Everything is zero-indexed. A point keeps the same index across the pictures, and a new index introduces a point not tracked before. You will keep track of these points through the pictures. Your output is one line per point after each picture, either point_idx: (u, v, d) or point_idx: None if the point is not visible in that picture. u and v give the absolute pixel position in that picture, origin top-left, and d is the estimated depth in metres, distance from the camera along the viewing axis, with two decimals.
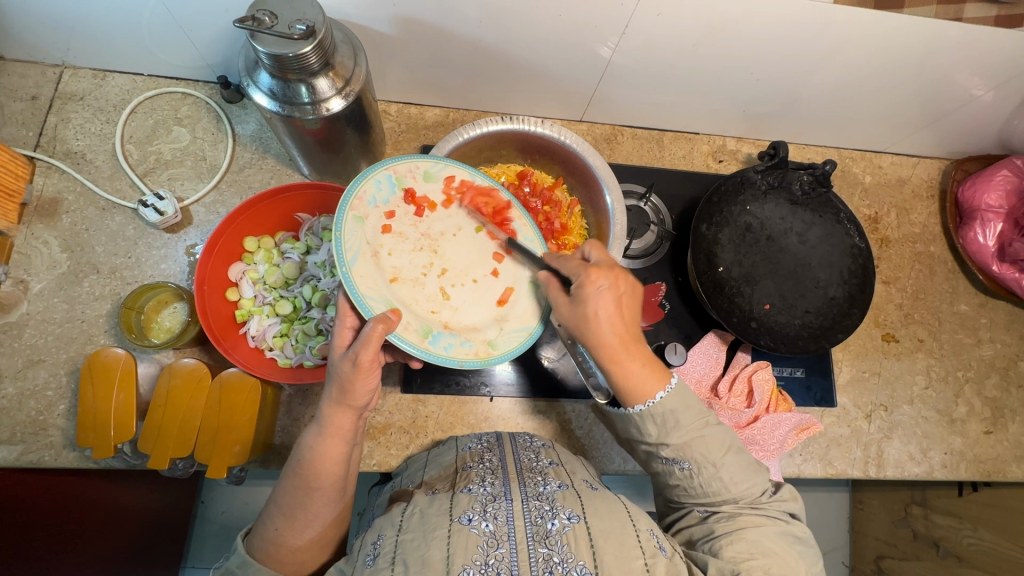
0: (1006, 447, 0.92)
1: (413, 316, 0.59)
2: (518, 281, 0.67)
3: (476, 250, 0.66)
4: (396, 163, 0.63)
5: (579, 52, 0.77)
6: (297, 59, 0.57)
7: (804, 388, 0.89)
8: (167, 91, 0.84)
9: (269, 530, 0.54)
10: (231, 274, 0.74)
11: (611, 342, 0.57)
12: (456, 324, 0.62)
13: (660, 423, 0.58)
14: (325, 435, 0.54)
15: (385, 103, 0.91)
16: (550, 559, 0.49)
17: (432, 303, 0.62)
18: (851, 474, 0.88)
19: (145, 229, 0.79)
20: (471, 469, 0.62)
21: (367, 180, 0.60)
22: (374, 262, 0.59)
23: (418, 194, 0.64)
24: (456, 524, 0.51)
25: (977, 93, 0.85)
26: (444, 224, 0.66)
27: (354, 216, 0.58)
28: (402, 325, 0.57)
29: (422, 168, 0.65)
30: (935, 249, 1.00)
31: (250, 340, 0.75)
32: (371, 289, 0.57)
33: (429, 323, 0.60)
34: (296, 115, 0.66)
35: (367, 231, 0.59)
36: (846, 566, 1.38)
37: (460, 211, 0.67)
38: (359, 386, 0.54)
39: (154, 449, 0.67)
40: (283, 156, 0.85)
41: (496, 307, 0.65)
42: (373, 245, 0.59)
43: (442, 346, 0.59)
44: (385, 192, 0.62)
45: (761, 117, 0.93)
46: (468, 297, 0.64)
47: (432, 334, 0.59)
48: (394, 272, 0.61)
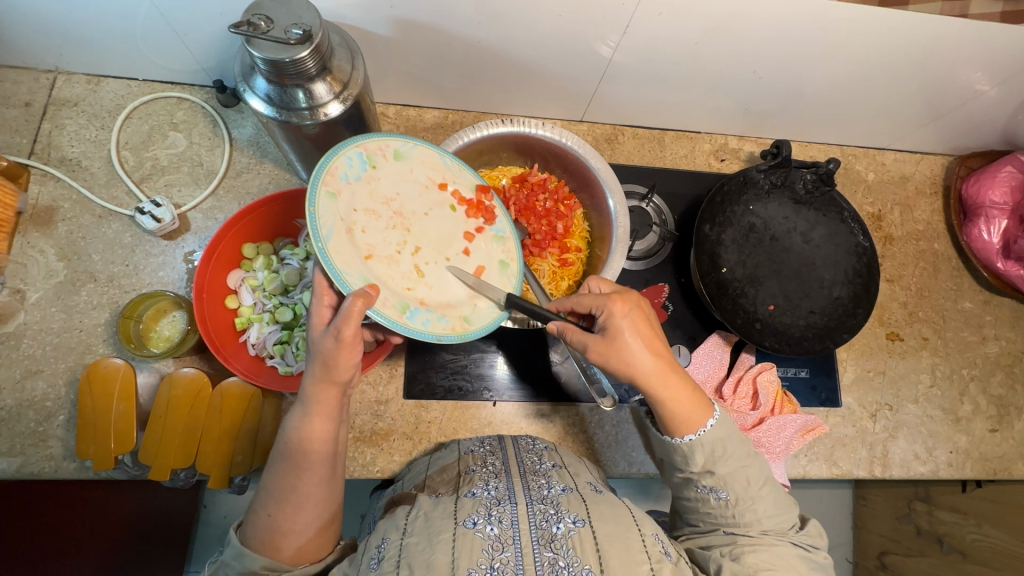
0: (1011, 445, 0.92)
1: (389, 293, 0.57)
2: (490, 261, 0.66)
3: (448, 229, 0.65)
4: (367, 141, 0.60)
5: (580, 52, 0.76)
6: (294, 64, 0.57)
7: (809, 389, 0.89)
8: (163, 96, 0.83)
9: (261, 518, 0.53)
10: (230, 281, 0.74)
11: (656, 372, 0.57)
12: (432, 301, 0.60)
13: (708, 452, 0.58)
14: (309, 413, 0.54)
15: (383, 106, 0.90)
16: (556, 563, 0.48)
17: (407, 281, 0.59)
18: (856, 475, 0.87)
19: (143, 236, 0.78)
20: (474, 473, 0.61)
21: (338, 155, 0.57)
22: (348, 238, 0.56)
23: (389, 172, 0.62)
24: (461, 528, 0.51)
25: (982, 88, 0.84)
26: (415, 201, 0.63)
27: (327, 192, 0.55)
28: (380, 300, 0.55)
29: (393, 146, 0.63)
30: (939, 246, 0.99)
31: (250, 348, 0.74)
32: (347, 265, 0.54)
33: (405, 300, 0.58)
34: (294, 120, 0.65)
35: (340, 207, 0.56)
36: (849, 563, 1.38)
37: (430, 190, 0.65)
38: (342, 361, 0.53)
39: (155, 459, 0.67)
40: (281, 160, 0.84)
41: (469, 285, 0.64)
42: (347, 222, 0.56)
43: (420, 322, 0.58)
44: (356, 169, 0.59)
45: (763, 115, 0.92)
46: (441, 274, 0.62)
47: (410, 310, 0.57)
48: (368, 249, 0.57)
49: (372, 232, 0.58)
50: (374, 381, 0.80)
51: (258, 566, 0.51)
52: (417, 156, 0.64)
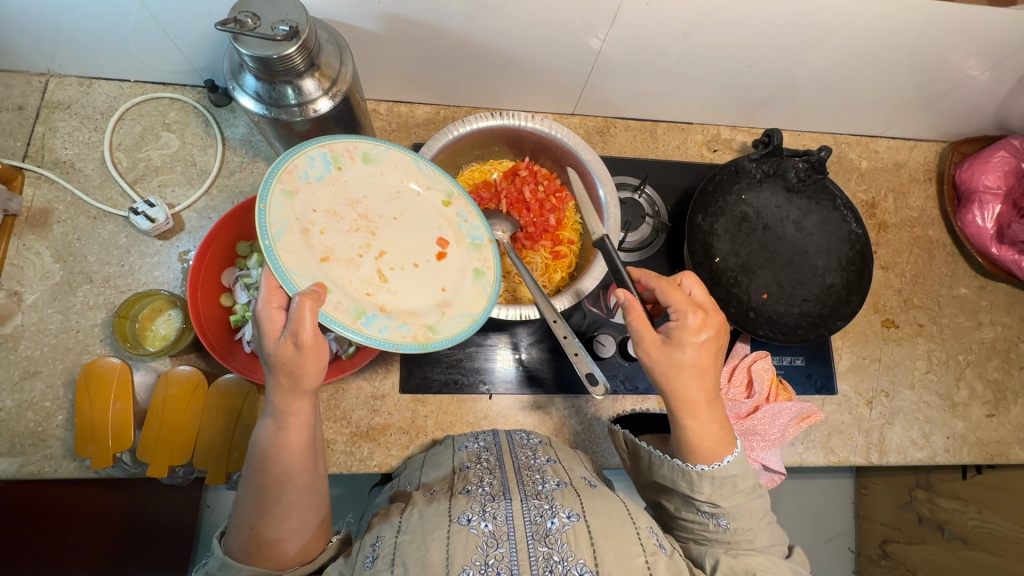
0: (1008, 430, 0.92)
1: (344, 297, 0.57)
2: (464, 269, 0.66)
3: (418, 234, 0.64)
4: (333, 141, 0.61)
5: (570, 44, 0.76)
6: (282, 60, 0.57)
7: (804, 377, 0.89)
8: (155, 97, 0.83)
9: (246, 526, 0.53)
10: (225, 279, 0.74)
11: (697, 404, 0.59)
12: (394, 307, 0.60)
13: (716, 483, 0.59)
14: (285, 424, 0.54)
15: (374, 102, 0.90)
16: (550, 558, 0.49)
17: (367, 285, 0.60)
18: (853, 462, 0.88)
19: (137, 236, 0.79)
20: (469, 470, 0.62)
21: (299, 155, 0.58)
22: (302, 239, 0.57)
23: (355, 175, 0.62)
24: (455, 524, 0.51)
25: (973, 73, 0.84)
26: (383, 206, 0.63)
27: (282, 191, 0.56)
28: (331, 304, 0.56)
29: (362, 149, 0.63)
30: (934, 233, 0.99)
31: (245, 345, 0.74)
32: (296, 265, 0.55)
33: (362, 305, 0.58)
34: (284, 117, 0.65)
35: (296, 206, 0.57)
36: (852, 552, 1.38)
37: (400, 195, 0.64)
38: (308, 367, 0.53)
39: (151, 456, 0.67)
40: (273, 158, 0.85)
41: (436, 294, 0.63)
42: (303, 222, 0.57)
43: (376, 328, 0.58)
44: (319, 170, 0.60)
45: (754, 104, 0.92)
46: (405, 281, 0.62)
47: (365, 315, 0.58)
48: (326, 250, 0.58)
49: (332, 235, 0.59)
50: (369, 376, 0.80)
51: None
52: (388, 160, 0.64)
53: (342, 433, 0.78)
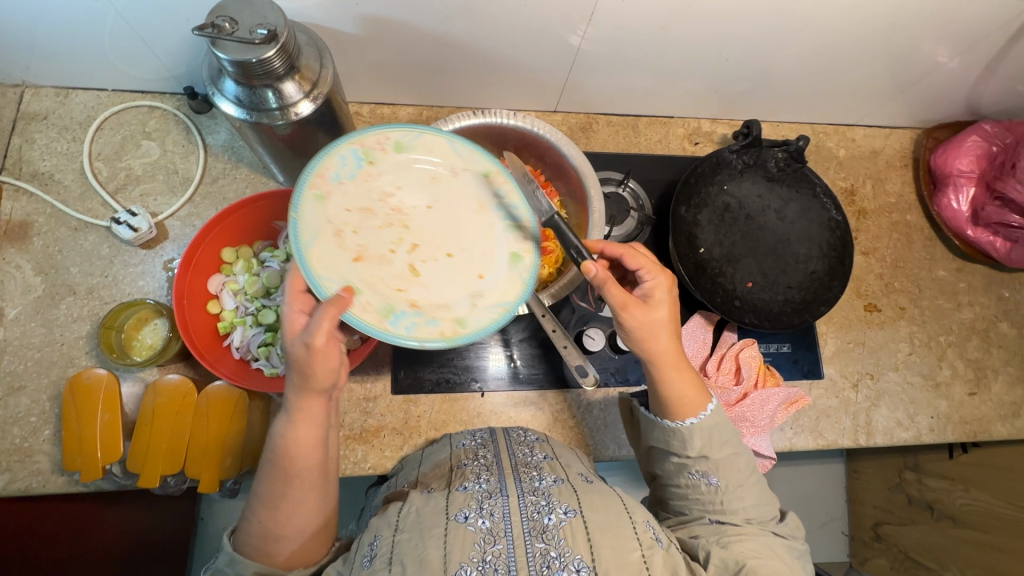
0: (990, 407, 0.94)
1: (374, 296, 0.60)
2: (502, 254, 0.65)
3: (454, 222, 0.65)
4: (363, 136, 0.61)
5: (550, 41, 0.77)
6: (261, 64, 0.57)
7: (791, 362, 0.90)
8: (134, 105, 0.82)
9: (253, 523, 0.54)
10: (211, 286, 0.73)
11: (666, 359, 0.63)
12: (424, 301, 0.62)
13: (706, 437, 0.63)
14: (295, 420, 0.54)
15: (357, 105, 0.90)
16: (547, 554, 0.49)
17: (399, 281, 0.62)
18: (841, 444, 0.89)
19: (120, 246, 0.78)
20: (466, 467, 0.62)
21: (330, 156, 0.60)
22: (336, 242, 0.60)
23: (387, 168, 0.63)
24: (453, 522, 0.51)
25: (943, 60, 0.86)
26: (415, 197, 0.64)
27: (314, 196, 0.59)
28: (361, 305, 0.59)
29: (393, 138, 0.63)
30: (912, 218, 1.01)
31: (235, 352, 0.73)
32: (327, 270, 0.58)
33: (393, 302, 0.61)
34: (265, 121, 0.65)
35: (329, 210, 0.60)
36: (845, 535, 1.43)
37: (435, 181, 0.65)
38: (320, 369, 0.53)
39: (142, 467, 0.65)
40: (256, 164, 0.84)
41: (469, 286, 0.64)
42: (335, 225, 0.60)
43: (403, 326, 0.60)
44: (351, 167, 0.61)
45: (733, 97, 0.94)
46: (435, 274, 0.64)
47: (393, 314, 0.60)
48: (358, 250, 0.61)
49: (364, 233, 0.62)
50: (361, 378, 0.80)
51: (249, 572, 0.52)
52: (421, 145, 0.64)
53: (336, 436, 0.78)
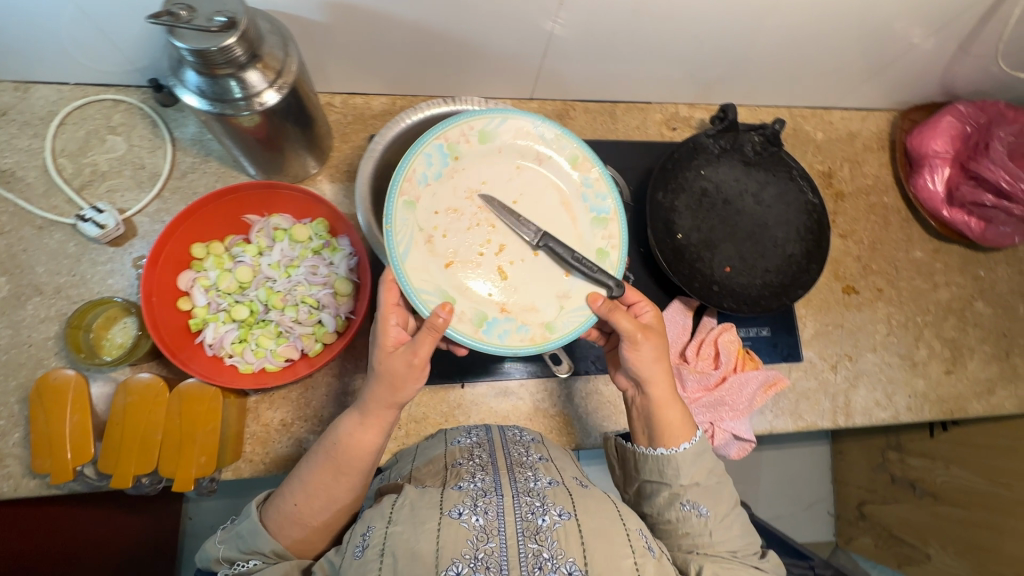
0: (966, 385, 0.96)
1: (467, 305, 0.63)
2: (588, 248, 0.67)
3: (539, 215, 0.67)
4: (445, 133, 0.65)
5: (522, 27, 0.76)
6: (222, 52, 0.56)
7: (770, 346, 0.91)
8: (97, 99, 0.80)
9: (286, 504, 0.58)
10: (181, 283, 0.72)
11: (660, 386, 0.66)
12: (514, 306, 0.65)
13: (695, 463, 0.65)
14: (366, 424, 0.58)
15: (329, 95, 0.88)
16: (540, 554, 0.49)
17: (488, 285, 0.65)
18: (821, 426, 0.90)
19: (87, 244, 0.76)
20: (461, 466, 0.61)
21: (417, 156, 0.63)
22: (427, 248, 0.63)
23: (472, 163, 0.66)
24: (446, 517, 0.51)
25: (917, 41, 0.86)
26: (501, 192, 0.67)
27: (405, 202, 0.62)
28: (456, 316, 0.62)
29: (475, 131, 0.66)
30: (889, 200, 1.02)
31: (207, 349, 0.72)
32: (423, 282, 0.61)
33: (484, 309, 0.64)
34: (230, 112, 0.64)
35: (419, 216, 0.63)
36: (831, 515, 1.45)
37: (520, 174, 0.68)
38: (409, 384, 0.58)
39: (114, 468, 0.64)
40: (226, 157, 0.82)
41: (557, 285, 0.66)
42: (426, 231, 0.63)
43: (497, 334, 0.62)
44: (437, 166, 0.65)
45: (710, 82, 0.93)
46: (522, 274, 0.66)
47: (486, 323, 0.63)
48: (449, 256, 0.64)
49: (454, 236, 0.64)
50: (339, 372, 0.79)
51: (268, 550, 0.56)
52: (502, 135, 0.67)
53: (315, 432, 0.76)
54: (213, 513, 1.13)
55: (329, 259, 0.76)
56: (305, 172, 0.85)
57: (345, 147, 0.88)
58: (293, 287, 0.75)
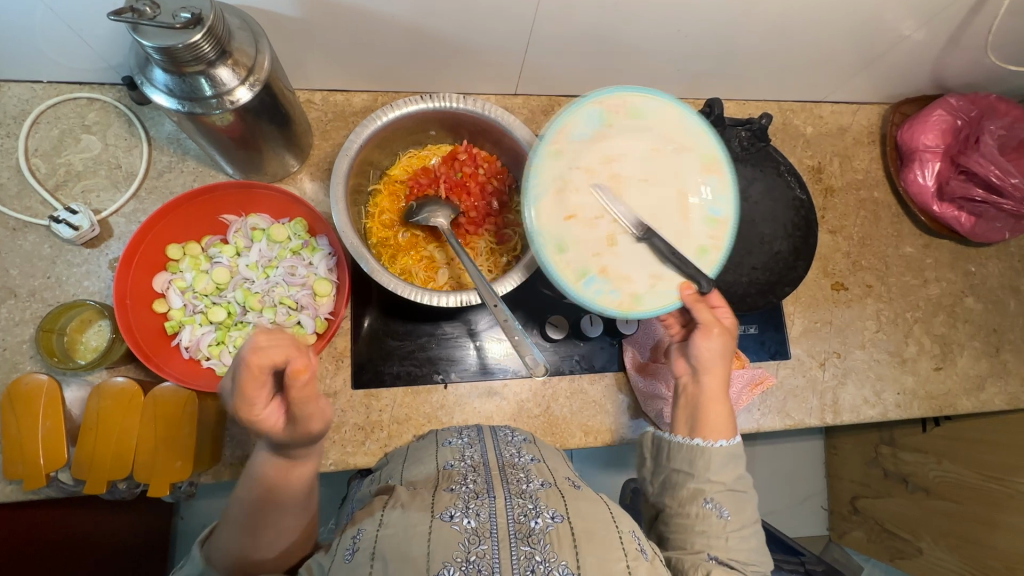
0: (956, 381, 0.95)
1: (574, 255, 0.63)
2: (692, 243, 0.65)
3: (658, 199, 0.65)
4: (607, 98, 0.66)
5: (504, 22, 0.74)
6: (188, 49, 0.55)
7: (758, 344, 0.90)
8: (71, 98, 0.79)
9: (229, 543, 0.56)
10: (157, 284, 0.71)
11: (711, 386, 0.69)
12: (615, 271, 0.63)
13: (725, 462, 0.66)
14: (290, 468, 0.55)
15: (308, 93, 0.87)
16: (532, 557, 0.48)
17: (599, 246, 0.63)
18: (809, 423, 0.89)
19: (62, 246, 0.75)
20: (453, 468, 0.60)
21: (574, 114, 0.66)
22: (557, 195, 0.64)
23: (620, 134, 0.66)
24: (438, 520, 0.50)
25: (908, 32, 0.84)
26: (636, 166, 0.66)
27: (551, 149, 0.65)
28: (562, 262, 0.62)
29: (627, 107, 0.66)
30: (879, 194, 1.01)
31: (184, 351, 0.71)
32: (546, 221, 0.63)
33: (588, 264, 0.63)
34: (201, 111, 0.62)
35: (558, 164, 0.65)
36: (824, 509, 1.45)
37: (671, 157, 0.66)
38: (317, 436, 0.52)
39: (89, 472, 0.64)
40: (203, 156, 0.81)
41: (656, 265, 0.64)
42: (562, 180, 0.64)
43: (593, 290, 0.62)
44: (588, 128, 0.66)
45: (697, 76, 0.92)
46: (636, 248, 0.64)
47: (587, 277, 0.62)
48: (573, 207, 0.64)
49: (584, 193, 0.64)
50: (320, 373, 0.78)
51: None
52: (654, 115, 0.67)
53: None
54: (202, 512, 1.13)
55: (309, 260, 0.75)
56: (285, 171, 0.83)
57: (325, 145, 0.86)
58: (271, 288, 0.74)
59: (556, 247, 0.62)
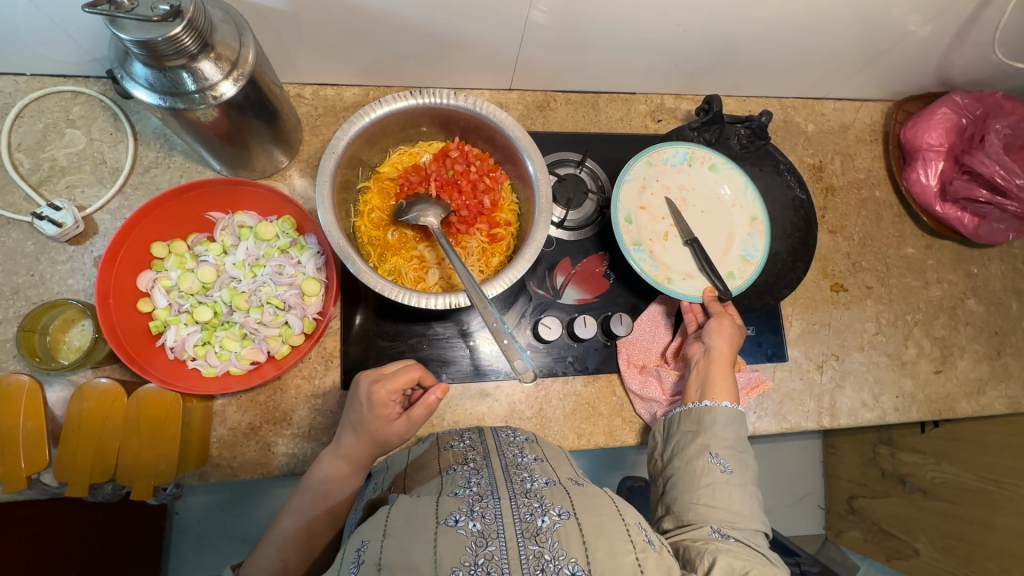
0: (955, 385, 0.94)
1: (635, 229, 0.81)
2: (720, 269, 0.82)
3: (705, 228, 0.83)
4: (697, 149, 0.84)
5: (497, 16, 0.72)
6: (168, 43, 0.53)
7: (755, 346, 0.88)
8: (55, 91, 0.77)
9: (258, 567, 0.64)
10: (141, 283, 0.70)
11: (727, 366, 0.75)
12: (659, 255, 0.81)
13: (727, 421, 0.69)
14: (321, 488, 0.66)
15: (298, 87, 0.85)
16: (541, 556, 0.47)
17: (653, 235, 0.81)
18: (805, 427, 0.88)
19: (46, 242, 0.74)
20: (456, 472, 0.59)
21: (671, 146, 0.84)
22: (637, 190, 0.82)
23: (697, 175, 0.84)
24: (443, 525, 0.48)
25: (913, 28, 0.82)
26: (700, 201, 0.84)
27: (648, 160, 0.83)
28: (626, 229, 0.79)
29: (713, 162, 0.84)
30: (881, 194, 0.99)
31: (169, 352, 0.70)
32: (624, 200, 0.81)
33: (641, 241, 0.80)
34: (184, 106, 0.61)
35: (649, 171, 0.83)
36: (821, 509, 1.45)
37: (729, 207, 0.84)
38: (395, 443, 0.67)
39: (72, 475, 0.63)
40: (190, 151, 0.79)
41: (690, 267, 0.81)
42: (645, 182, 0.83)
43: (638, 258, 0.79)
44: (677, 160, 0.84)
45: (696, 72, 0.90)
46: (678, 250, 0.81)
47: (638, 248, 0.79)
48: (646, 204, 0.82)
49: (657, 197, 0.83)
50: (309, 373, 0.76)
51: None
52: (728, 172, 0.84)
53: (282, 435, 0.73)
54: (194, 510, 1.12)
55: (297, 258, 0.74)
56: (274, 168, 0.82)
57: (315, 140, 0.85)
58: (257, 288, 0.72)
59: (627, 217, 0.80)
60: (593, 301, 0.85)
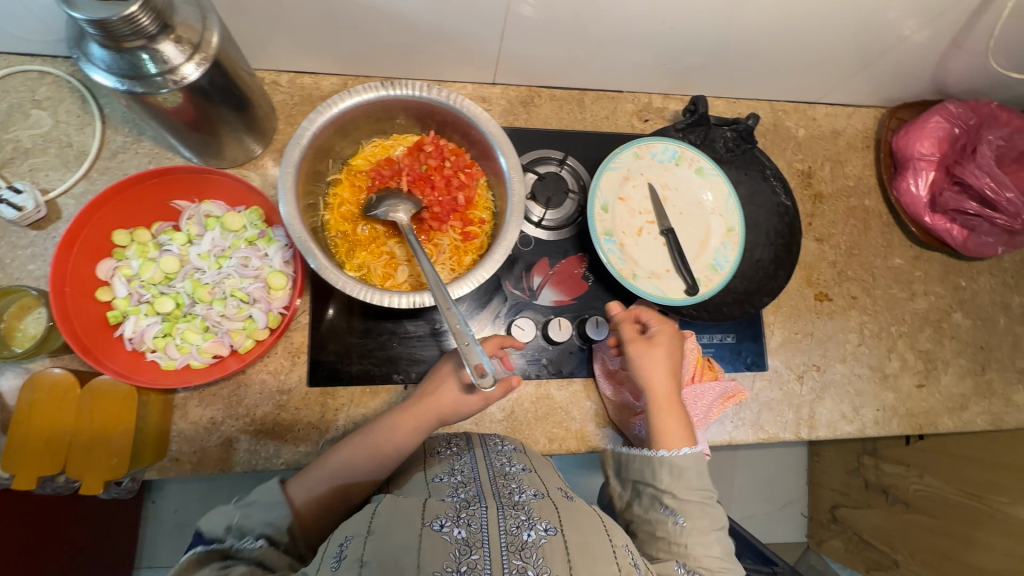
0: (938, 400, 0.92)
1: (610, 220, 0.79)
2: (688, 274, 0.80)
3: (681, 231, 0.81)
4: (688, 149, 0.82)
5: (477, 7, 0.70)
6: (124, 23, 0.51)
7: (734, 354, 0.87)
8: (20, 70, 0.75)
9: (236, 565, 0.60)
10: (100, 272, 0.68)
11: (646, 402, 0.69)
12: (628, 248, 0.79)
13: (672, 470, 0.65)
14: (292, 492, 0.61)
15: (274, 74, 0.83)
16: (525, 572, 0.44)
17: (627, 228, 0.80)
18: (783, 438, 0.86)
19: (7, 226, 0.72)
20: (442, 481, 0.57)
21: (661, 143, 0.82)
22: (620, 180, 0.81)
23: (683, 176, 0.83)
24: (427, 529, 0.47)
25: (908, 33, 0.80)
26: (683, 203, 0.82)
27: (635, 152, 0.82)
28: (600, 218, 0.78)
29: (701, 165, 0.83)
30: (870, 203, 0.97)
31: (127, 343, 0.68)
32: (604, 189, 0.80)
33: (614, 232, 0.79)
34: (145, 90, 0.58)
35: (635, 163, 0.82)
36: (803, 517, 1.44)
37: (708, 214, 0.82)
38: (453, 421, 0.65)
39: (20, 468, 0.61)
40: (160, 137, 0.77)
41: (659, 266, 0.80)
42: (629, 174, 0.81)
43: (606, 248, 0.77)
44: (665, 158, 0.83)
45: (684, 71, 0.88)
46: (649, 247, 0.80)
47: (609, 238, 0.78)
48: (626, 196, 0.81)
49: (640, 190, 0.81)
50: (275, 368, 0.74)
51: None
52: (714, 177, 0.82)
53: (245, 431, 0.72)
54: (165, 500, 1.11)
55: (264, 251, 0.72)
56: (247, 157, 0.80)
57: (290, 129, 0.82)
58: (222, 280, 0.71)
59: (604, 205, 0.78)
60: (569, 302, 0.84)
